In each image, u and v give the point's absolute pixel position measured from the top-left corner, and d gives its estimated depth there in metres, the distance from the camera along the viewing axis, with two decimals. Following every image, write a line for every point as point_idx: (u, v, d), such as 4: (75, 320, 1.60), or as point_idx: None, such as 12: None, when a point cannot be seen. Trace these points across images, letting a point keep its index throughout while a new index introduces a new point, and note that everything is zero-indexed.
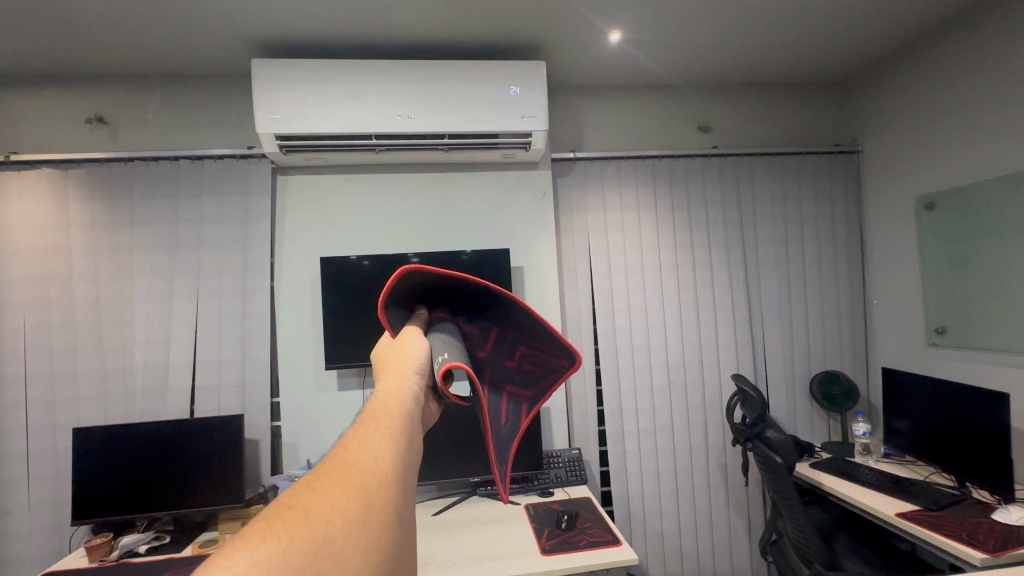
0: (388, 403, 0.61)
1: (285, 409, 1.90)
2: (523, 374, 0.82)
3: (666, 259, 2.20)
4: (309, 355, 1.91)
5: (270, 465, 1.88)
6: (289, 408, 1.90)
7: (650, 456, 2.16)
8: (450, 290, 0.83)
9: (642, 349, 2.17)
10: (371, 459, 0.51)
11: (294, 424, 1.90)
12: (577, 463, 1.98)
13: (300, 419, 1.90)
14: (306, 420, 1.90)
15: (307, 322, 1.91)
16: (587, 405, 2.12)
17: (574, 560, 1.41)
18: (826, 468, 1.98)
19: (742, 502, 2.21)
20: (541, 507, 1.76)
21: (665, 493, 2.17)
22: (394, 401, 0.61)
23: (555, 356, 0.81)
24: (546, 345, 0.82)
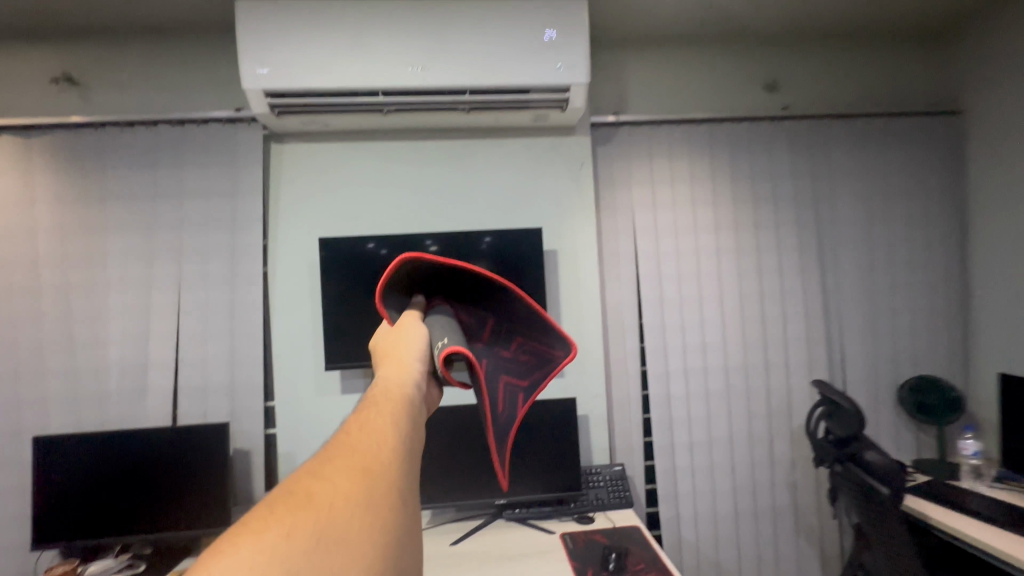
0: (389, 389, 0.58)
1: (283, 415, 1.64)
2: (521, 363, 0.96)
3: (724, 241, 1.86)
4: (309, 353, 1.64)
5: (263, 480, 1.62)
6: (286, 414, 1.64)
7: (705, 473, 1.83)
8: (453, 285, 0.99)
9: (697, 348, 1.83)
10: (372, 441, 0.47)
11: (293, 431, 1.64)
12: (621, 482, 1.69)
13: (300, 427, 1.64)
14: (307, 428, 1.65)
15: (306, 314, 1.64)
16: (632, 414, 1.81)
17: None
18: (927, 494, 1.62)
19: (815, 532, 1.85)
20: (581, 540, 1.45)
21: (723, 518, 1.83)
22: (393, 388, 0.58)
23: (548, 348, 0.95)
24: (542, 337, 0.96)
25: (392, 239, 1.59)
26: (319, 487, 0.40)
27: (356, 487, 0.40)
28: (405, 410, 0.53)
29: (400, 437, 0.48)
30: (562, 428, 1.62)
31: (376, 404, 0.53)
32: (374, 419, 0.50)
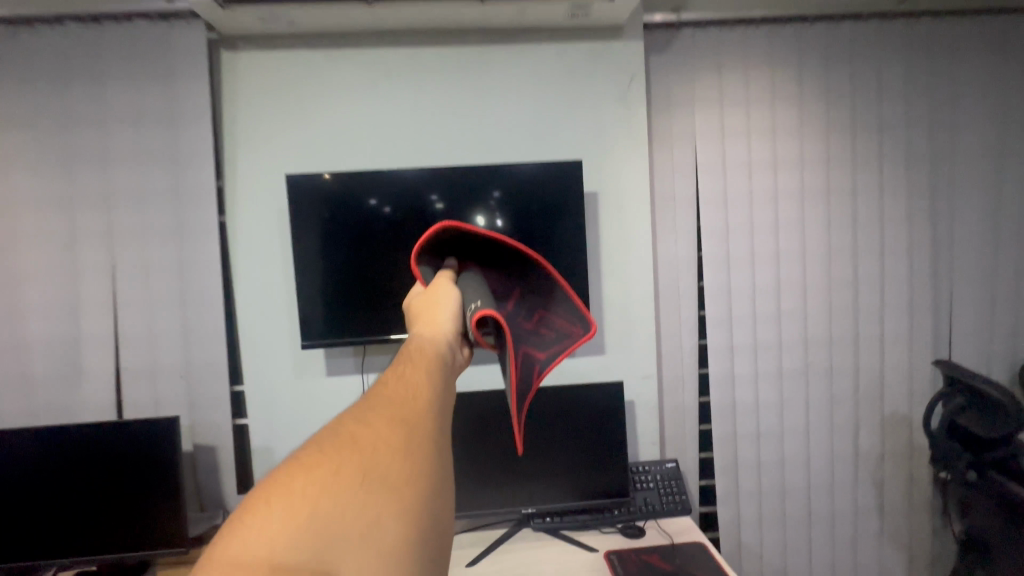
0: (429, 335, 0.53)
1: (256, 400, 1.32)
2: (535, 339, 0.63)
3: (810, 181, 1.45)
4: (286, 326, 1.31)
5: (236, 480, 1.32)
6: (261, 400, 1.32)
7: (775, 468, 1.50)
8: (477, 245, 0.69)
9: (770, 317, 1.46)
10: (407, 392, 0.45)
11: (270, 422, 1.33)
12: (675, 483, 1.37)
13: (278, 416, 1.33)
14: (287, 420, 1.33)
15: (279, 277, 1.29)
16: (687, 399, 1.47)
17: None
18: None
19: (903, 537, 1.54)
20: (634, 566, 1.14)
21: (793, 520, 1.52)
22: (429, 339, 0.53)
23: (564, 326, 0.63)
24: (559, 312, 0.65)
25: (383, 182, 1.23)
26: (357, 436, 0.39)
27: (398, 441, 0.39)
28: (445, 365, 0.50)
29: (444, 391, 0.46)
30: (605, 420, 1.29)
31: (416, 353, 0.50)
32: (415, 368, 0.47)
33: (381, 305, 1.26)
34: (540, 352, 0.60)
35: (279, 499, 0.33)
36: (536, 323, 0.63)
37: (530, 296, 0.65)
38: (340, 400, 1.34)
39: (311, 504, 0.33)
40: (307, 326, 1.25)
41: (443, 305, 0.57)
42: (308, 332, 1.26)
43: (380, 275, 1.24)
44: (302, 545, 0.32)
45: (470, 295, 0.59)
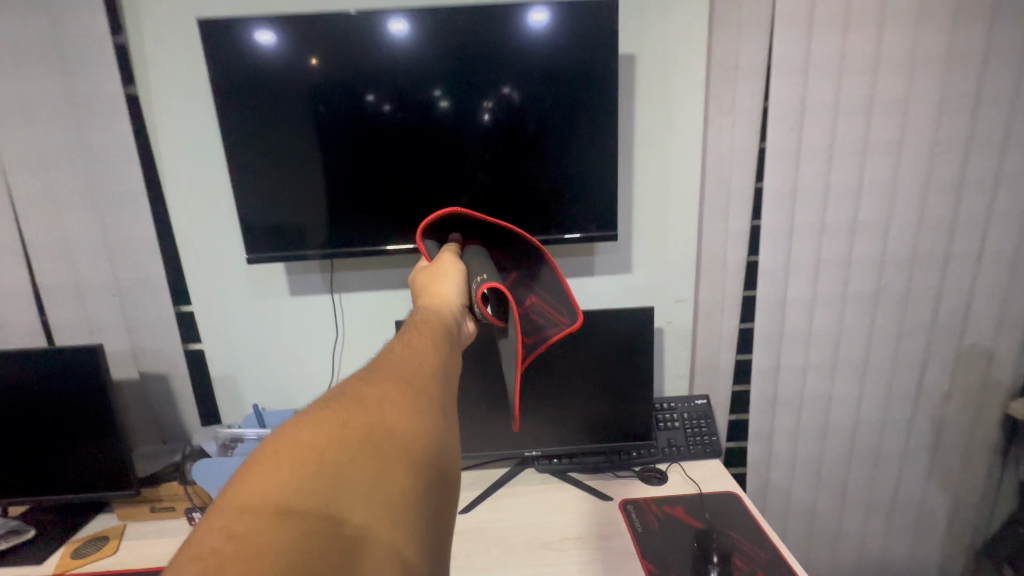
0: (431, 307, 0.59)
1: (208, 323, 1.10)
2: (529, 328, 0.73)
3: (926, 44, 1.06)
4: (247, 242, 1.00)
5: (197, 412, 1.15)
6: (215, 324, 1.10)
7: (820, 404, 1.30)
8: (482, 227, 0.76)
9: (841, 229, 1.17)
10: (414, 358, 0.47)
11: (229, 349, 1.13)
12: (703, 424, 1.18)
13: (239, 341, 1.13)
14: (250, 345, 1.13)
15: (237, 180, 0.96)
16: (726, 327, 1.22)
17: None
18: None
19: (952, 477, 1.38)
20: (655, 523, 0.96)
21: (832, 459, 1.35)
22: (434, 311, 0.58)
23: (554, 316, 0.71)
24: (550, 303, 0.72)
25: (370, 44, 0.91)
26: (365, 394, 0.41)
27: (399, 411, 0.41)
28: (444, 333, 0.54)
29: (438, 359, 0.48)
30: (627, 353, 1.07)
31: (415, 328, 0.53)
32: (414, 338, 0.51)
33: (388, 215, 1.00)
34: (528, 338, 0.69)
35: (296, 448, 0.35)
36: (528, 308, 0.71)
37: (522, 286, 0.74)
38: (309, 324, 1.13)
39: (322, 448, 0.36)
40: (293, 239, 1.00)
41: (448, 278, 0.65)
42: (291, 246, 1.01)
43: (358, 171, 0.97)
44: (307, 494, 0.33)
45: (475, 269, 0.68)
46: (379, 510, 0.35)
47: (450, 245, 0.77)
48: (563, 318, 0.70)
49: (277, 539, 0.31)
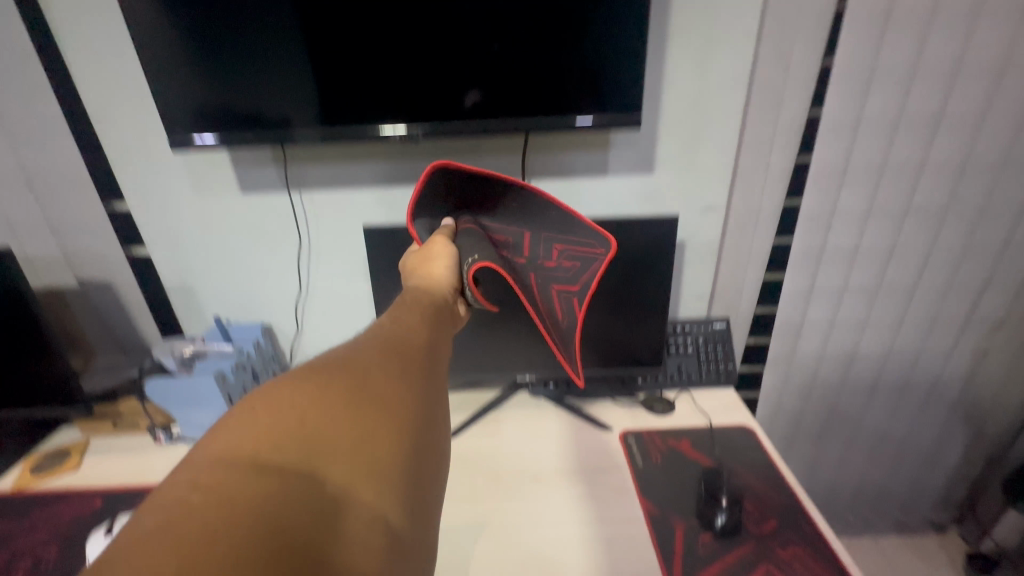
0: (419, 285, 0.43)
1: (152, 224, 0.95)
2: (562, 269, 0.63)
3: None
4: (168, 114, 0.78)
5: (158, 322, 1.05)
6: (163, 227, 0.96)
7: (852, 332, 1.16)
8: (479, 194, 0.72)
9: (920, 123, 0.93)
10: (411, 315, 0.36)
11: (182, 255, 0.98)
12: (719, 349, 1.05)
13: (192, 247, 0.98)
14: (205, 251, 0.99)
15: (165, 31, 0.72)
16: (756, 241, 1.04)
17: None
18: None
19: (982, 411, 1.28)
20: (657, 458, 0.87)
21: (854, 389, 1.24)
22: (424, 286, 0.43)
23: (587, 246, 0.64)
24: (567, 233, 0.67)
25: None
26: (355, 352, 0.30)
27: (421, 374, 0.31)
28: (435, 313, 0.38)
29: (436, 322, 0.36)
30: (642, 272, 0.91)
31: (401, 304, 0.38)
32: (401, 310, 0.37)
33: (348, 91, 0.78)
34: (572, 283, 0.61)
35: (272, 408, 0.25)
36: (555, 260, 0.64)
37: (542, 237, 0.68)
38: (270, 229, 0.97)
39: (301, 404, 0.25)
40: (229, 117, 0.78)
41: (436, 260, 0.50)
42: (230, 124, 0.79)
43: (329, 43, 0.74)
44: (284, 456, 0.23)
45: (467, 249, 0.58)
46: (377, 489, 0.24)
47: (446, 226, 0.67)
48: (597, 246, 0.63)
49: (244, 502, 0.21)
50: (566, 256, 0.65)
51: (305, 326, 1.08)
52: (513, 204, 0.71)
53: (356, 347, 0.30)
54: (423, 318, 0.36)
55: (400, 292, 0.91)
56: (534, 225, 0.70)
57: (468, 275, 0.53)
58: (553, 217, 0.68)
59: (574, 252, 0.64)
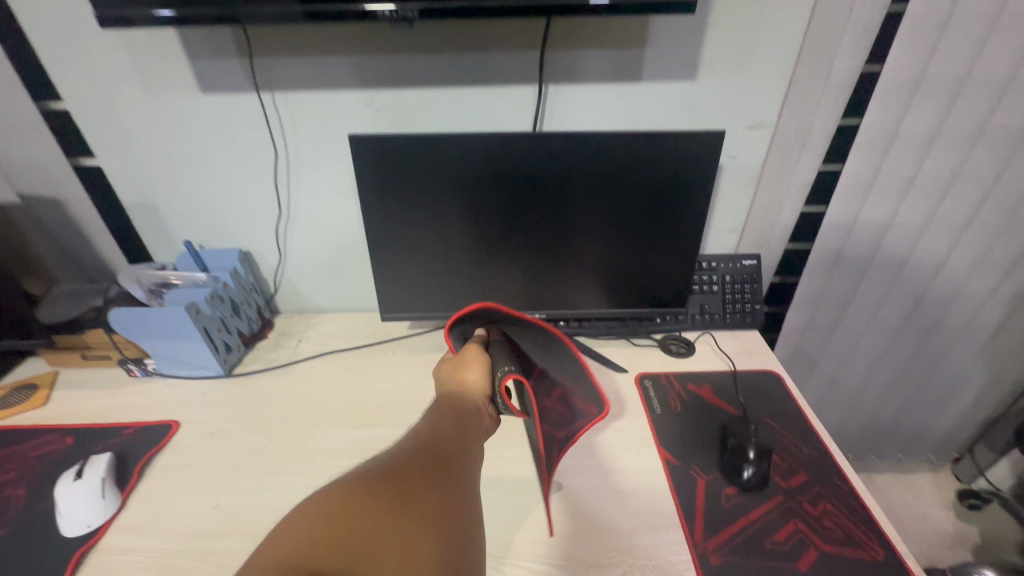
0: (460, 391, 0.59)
1: (109, 130, 0.82)
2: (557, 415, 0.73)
3: None
4: None
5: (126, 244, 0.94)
6: (120, 134, 0.82)
7: (889, 270, 1.07)
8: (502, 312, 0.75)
9: (1020, 22, 0.78)
10: (442, 439, 0.46)
11: (141, 169, 0.86)
12: (747, 288, 0.95)
13: (151, 160, 0.85)
14: (171, 165, 0.86)
15: None
16: (802, 167, 0.91)
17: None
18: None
19: (1010, 359, 1.21)
20: (678, 405, 0.81)
21: (878, 331, 1.18)
22: (464, 395, 0.58)
23: (582, 405, 0.73)
24: (571, 393, 0.74)
25: None
26: (395, 472, 0.38)
27: (444, 484, 0.39)
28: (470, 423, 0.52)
29: (463, 443, 0.47)
30: (672, 199, 0.78)
31: (444, 411, 0.53)
32: (443, 422, 0.50)
33: None
34: (560, 430, 0.73)
35: (331, 516, 0.32)
36: (555, 400, 0.73)
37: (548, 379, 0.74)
38: (242, 140, 0.84)
39: (355, 518, 0.32)
40: None
41: (472, 367, 0.65)
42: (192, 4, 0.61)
43: None
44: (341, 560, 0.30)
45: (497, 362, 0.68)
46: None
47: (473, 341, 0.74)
48: (592, 406, 0.73)
49: None
50: (562, 404, 0.74)
51: (289, 254, 0.98)
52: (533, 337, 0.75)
53: (399, 467, 0.39)
54: (453, 441, 0.46)
55: (394, 217, 0.80)
56: (549, 363, 0.74)
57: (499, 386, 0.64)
58: (567, 362, 0.74)
59: (570, 404, 0.74)
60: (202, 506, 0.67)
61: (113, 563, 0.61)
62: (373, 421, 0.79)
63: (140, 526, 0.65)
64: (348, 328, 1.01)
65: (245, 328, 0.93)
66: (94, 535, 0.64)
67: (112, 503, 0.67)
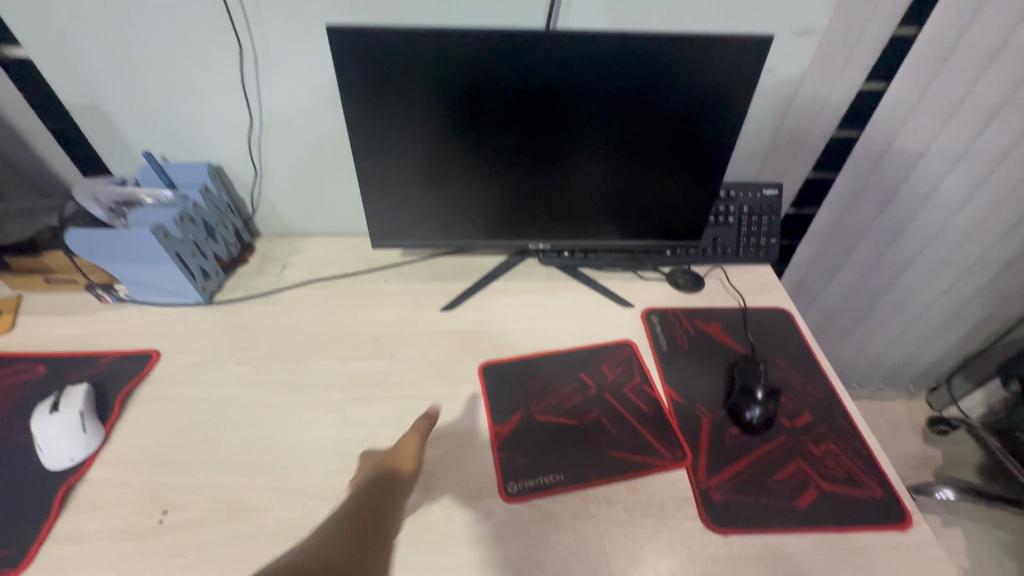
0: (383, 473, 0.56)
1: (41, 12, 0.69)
2: (626, 407, 0.69)
3: None
4: None
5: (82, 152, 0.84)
6: (58, 17, 0.70)
7: (910, 203, 1.01)
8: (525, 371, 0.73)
9: None
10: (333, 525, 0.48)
11: (85, 63, 0.74)
12: (765, 220, 0.89)
13: (96, 52, 0.73)
14: (123, 60, 0.74)
15: None
16: (843, 85, 0.82)
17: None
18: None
19: (1012, 299, 1.19)
20: (684, 343, 0.78)
21: (885, 266, 1.15)
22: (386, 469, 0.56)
23: (619, 353, 0.76)
24: (609, 360, 0.75)
25: None
26: None
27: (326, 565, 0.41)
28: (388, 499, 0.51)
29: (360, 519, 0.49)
30: (699, 118, 0.69)
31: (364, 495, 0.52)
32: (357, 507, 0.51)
33: None
34: (637, 393, 0.70)
35: None
36: (608, 378, 0.72)
37: (591, 381, 0.72)
38: (201, 31, 0.71)
39: None
40: None
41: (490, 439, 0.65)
42: None
43: None
44: None
45: (531, 435, 0.65)
46: None
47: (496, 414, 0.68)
48: (624, 348, 0.76)
49: None
50: (618, 368, 0.74)
51: (265, 170, 0.87)
52: (545, 371, 0.73)
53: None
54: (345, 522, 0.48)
55: (383, 130, 0.70)
56: (575, 380, 0.72)
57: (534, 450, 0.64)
58: (587, 349, 0.76)
59: (616, 362, 0.74)
60: (191, 440, 0.64)
61: (101, 497, 0.59)
62: (366, 353, 0.76)
63: (127, 459, 0.62)
64: (336, 254, 0.94)
65: (223, 252, 0.86)
66: (78, 469, 0.61)
67: (95, 437, 0.64)
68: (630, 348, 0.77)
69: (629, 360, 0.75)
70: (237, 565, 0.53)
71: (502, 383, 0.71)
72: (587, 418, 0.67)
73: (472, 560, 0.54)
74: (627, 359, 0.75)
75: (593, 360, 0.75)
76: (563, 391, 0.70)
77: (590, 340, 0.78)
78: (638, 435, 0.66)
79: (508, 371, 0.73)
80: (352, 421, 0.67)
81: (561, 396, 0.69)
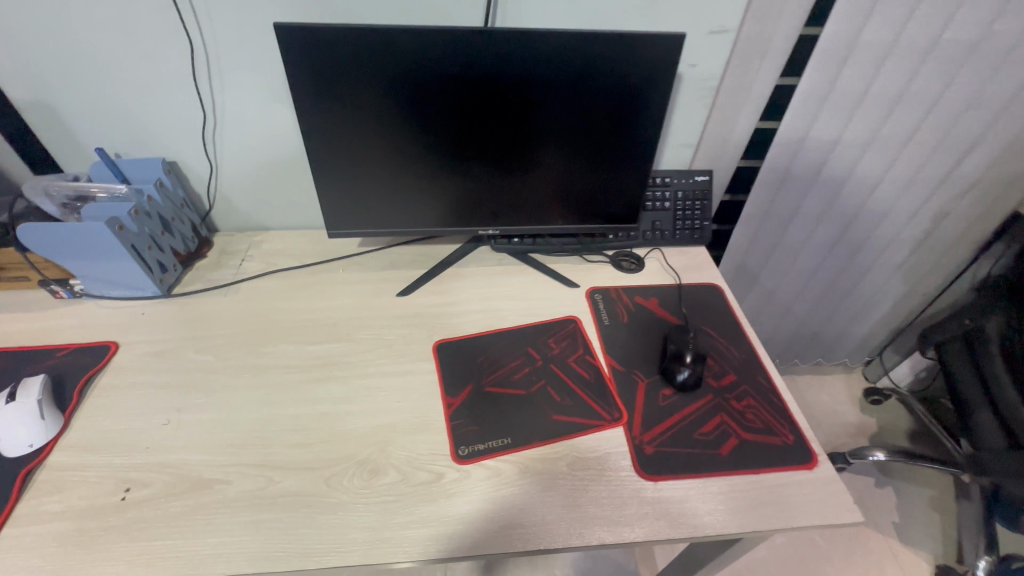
0: None
1: None
2: (571, 375, 0.75)
3: None
4: None
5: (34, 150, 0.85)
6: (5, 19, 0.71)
7: (829, 186, 1.12)
8: (478, 349, 0.78)
9: None
10: None
11: (36, 63, 0.75)
12: (697, 206, 0.97)
13: (45, 51, 0.74)
14: (73, 59, 0.75)
15: None
16: (759, 80, 0.90)
17: (706, 529, 0.59)
18: (970, 371, 1.10)
19: (924, 274, 1.31)
20: (625, 317, 0.84)
21: (812, 245, 1.25)
22: None
23: (563, 330, 0.81)
24: (555, 336, 0.80)
25: None
26: None
27: None
28: None
29: None
30: (628, 109, 0.76)
31: None
32: None
33: None
34: (582, 363, 0.76)
35: None
36: (555, 351, 0.78)
37: (540, 354, 0.77)
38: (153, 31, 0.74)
39: None
40: None
41: (445, 408, 0.70)
42: None
43: None
44: None
45: (483, 404, 0.70)
46: None
47: (452, 389, 0.72)
48: (568, 324, 0.82)
49: None
50: (563, 342, 0.79)
51: (223, 166, 0.90)
52: (496, 349, 0.78)
53: None
54: None
55: (334, 123, 0.73)
56: (525, 354, 0.77)
57: (487, 416, 0.69)
58: (533, 328, 0.81)
59: (561, 338, 0.80)
60: (153, 424, 0.67)
61: (62, 480, 0.61)
62: (325, 337, 0.79)
63: (88, 444, 0.64)
64: (296, 246, 0.96)
65: (180, 246, 0.87)
66: (38, 456, 0.63)
67: (53, 424, 0.65)
68: (573, 324, 0.82)
69: (573, 335, 0.81)
70: (200, 533, 0.56)
71: (458, 361, 0.76)
72: (536, 385, 0.73)
73: (425, 516, 0.59)
74: (571, 335, 0.81)
75: (541, 336, 0.80)
76: (514, 364, 0.76)
77: (536, 320, 0.83)
78: (582, 399, 0.72)
79: (464, 349, 0.78)
80: (311, 399, 0.70)
81: (512, 368, 0.75)
